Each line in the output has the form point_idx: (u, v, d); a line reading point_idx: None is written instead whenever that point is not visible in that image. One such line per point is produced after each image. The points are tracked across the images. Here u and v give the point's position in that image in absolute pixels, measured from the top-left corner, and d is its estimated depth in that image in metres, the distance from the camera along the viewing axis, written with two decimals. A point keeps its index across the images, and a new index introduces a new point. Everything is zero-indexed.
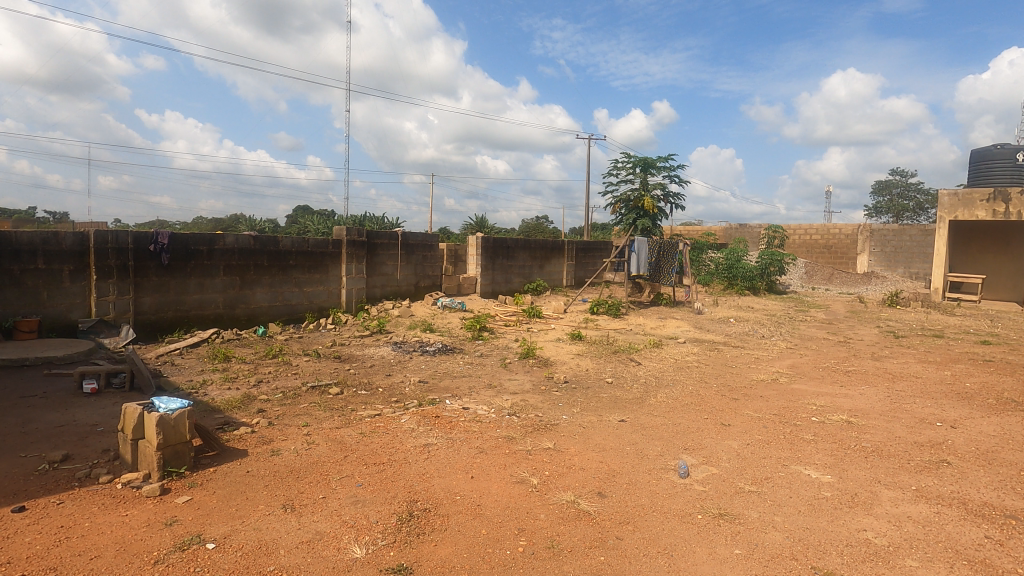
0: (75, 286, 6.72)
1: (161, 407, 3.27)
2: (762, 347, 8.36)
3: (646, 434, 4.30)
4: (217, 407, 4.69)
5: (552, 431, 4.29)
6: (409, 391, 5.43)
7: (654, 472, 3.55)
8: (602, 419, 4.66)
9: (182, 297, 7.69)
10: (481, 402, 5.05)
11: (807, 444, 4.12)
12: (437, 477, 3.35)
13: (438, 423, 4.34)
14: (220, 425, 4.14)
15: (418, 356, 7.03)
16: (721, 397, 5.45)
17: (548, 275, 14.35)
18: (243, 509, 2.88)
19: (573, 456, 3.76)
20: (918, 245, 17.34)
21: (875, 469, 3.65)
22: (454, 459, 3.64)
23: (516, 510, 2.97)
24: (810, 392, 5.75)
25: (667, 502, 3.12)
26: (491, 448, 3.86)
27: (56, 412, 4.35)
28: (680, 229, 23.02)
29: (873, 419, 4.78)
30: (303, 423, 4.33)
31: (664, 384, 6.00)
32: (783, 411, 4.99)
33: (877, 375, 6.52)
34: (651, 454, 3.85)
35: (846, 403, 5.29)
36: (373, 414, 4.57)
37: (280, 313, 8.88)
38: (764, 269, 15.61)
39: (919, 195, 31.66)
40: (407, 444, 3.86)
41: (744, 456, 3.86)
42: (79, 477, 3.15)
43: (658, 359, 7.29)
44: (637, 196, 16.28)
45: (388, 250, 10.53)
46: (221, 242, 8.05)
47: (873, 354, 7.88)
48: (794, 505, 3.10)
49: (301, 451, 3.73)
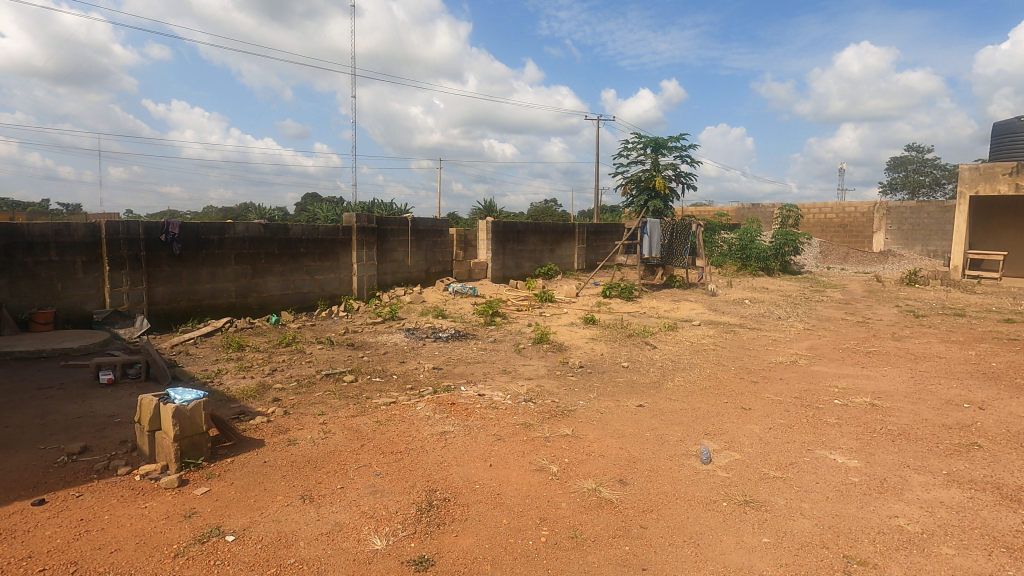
0: (88, 277, 6.73)
1: (177, 398, 3.25)
2: (779, 328, 8.24)
3: (665, 419, 4.23)
4: (232, 396, 4.70)
5: (569, 417, 4.23)
6: (424, 377, 5.41)
7: (675, 458, 3.48)
8: (620, 404, 4.60)
9: (194, 286, 7.70)
10: (496, 389, 5.00)
11: (832, 428, 4.03)
12: (455, 465, 3.31)
13: (454, 410, 4.30)
14: (236, 415, 4.13)
15: (431, 343, 6.99)
16: (740, 381, 5.36)
17: (559, 259, 14.22)
18: (261, 500, 2.86)
19: (592, 443, 3.70)
20: (937, 221, 16.98)
21: (903, 453, 3.55)
22: (472, 447, 3.59)
23: (537, 498, 2.92)
24: (831, 374, 5.63)
25: (691, 489, 3.05)
26: (509, 435, 3.81)
27: (74, 403, 4.36)
28: (691, 210, 22.75)
29: (898, 401, 4.66)
30: (319, 412, 4.30)
31: (681, 367, 5.90)
32: (804, 394, 4.89)
33: (898, 356, 6.38)
34: (672, 439, 3.78)
35: (869, 385, 5.18)
36: (389, 402, 4.54)
37: (292, 301, 8.88)
38: (779, 249, 15.36)
39: (935, 170, 31.06)
40: (424, 432, 3.82)
41: (768, 441, 3.78)
42: (98, 469, 3.14)
43: (674, 342, 7.18)
44: (648, 177, 16.05)
45: (398, 236, 10.47)
46: (231, 231, 8.03)
47: (894, 335, 7.72)
48: (822, 491, 3.02)
49: (318, 440, 3.70)
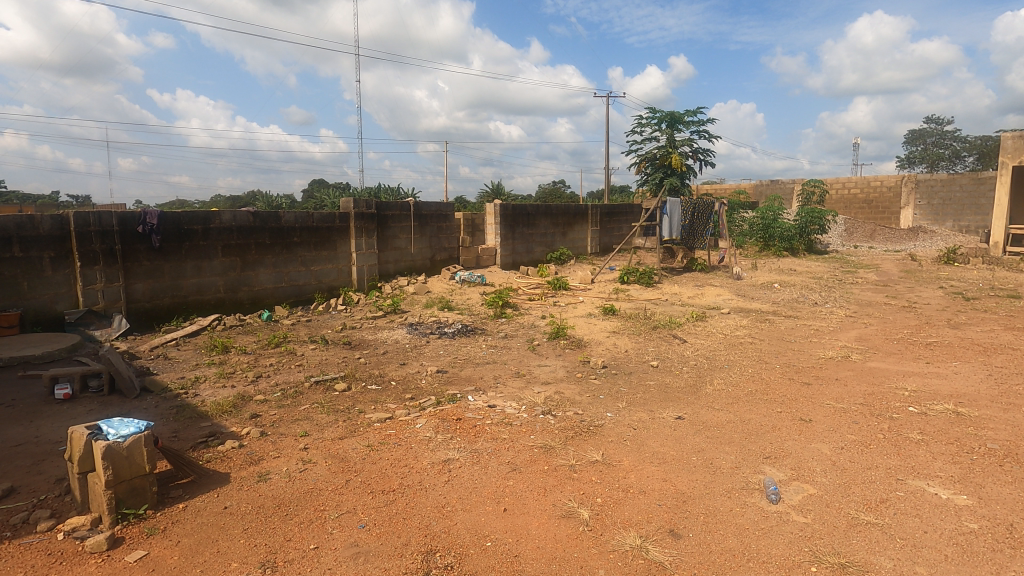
0: (58, 275, 6.11)
1: (111, 433, 2.60)
2: (818, 315, 7.50)
3: (711, 436, 3.54)
4: (205, 413, 4.07)
5: (597, 436, 3.55)
6: (426, 384, 4.74)
7: (734, 496, 2.78)
8: (656, 417, 3.90)
9: (178, 281, 7.09)
10: (509, 398, 4.32)
11: (918, 448, 3.30)
12: (461, 511, 2.64)
13: (460, 429, 3.62)
14: (203, 440, 3.52)
15: (435, 340, 6.32)
16: (791, 382, 4.65)
17: (572, 243, 13.46)
18: (209, 572, 2.21)
19: (628, 473, 3.03)
20: (970, 194, 16.03)
21: (1022, 485, 2.83)
22: (480, 482, 2.93)
23: (566, 564, 2.25)
24: (893, 371, 4.90)
25: (765, 547, 2.36)
26: (527, 463, 3.13)
27: (18, 426, 3.74)
28: (706, 188, 21.89)
29: (986, 408, 3.92)
30: (301, 433, 3.66)
31: (719, 366, 5.17)
32: (870, 400, 4.16)
33: (965, 348, 5.61)
34: (725, 466, 3.10)
35: (944, 386, 4.44)
36: (384, 418, 3.88)
37: (286, 294, 8.23)
38: (804, 227, 14.51)
39: (955, 142, 29.85)
40: (424, 462, 3.15)
41: (845, 468, 3.07)
42: (14, 524, 2.51)
43: (704, 334, 6.47)
44: (663, 154, 15.23)
45: (399, 222, 9.76)
46: (217, 220, 7.36)
47: (950, 322, 6.91)
48: (937, 547, 2.34)
49: (294, 474, 3.05)
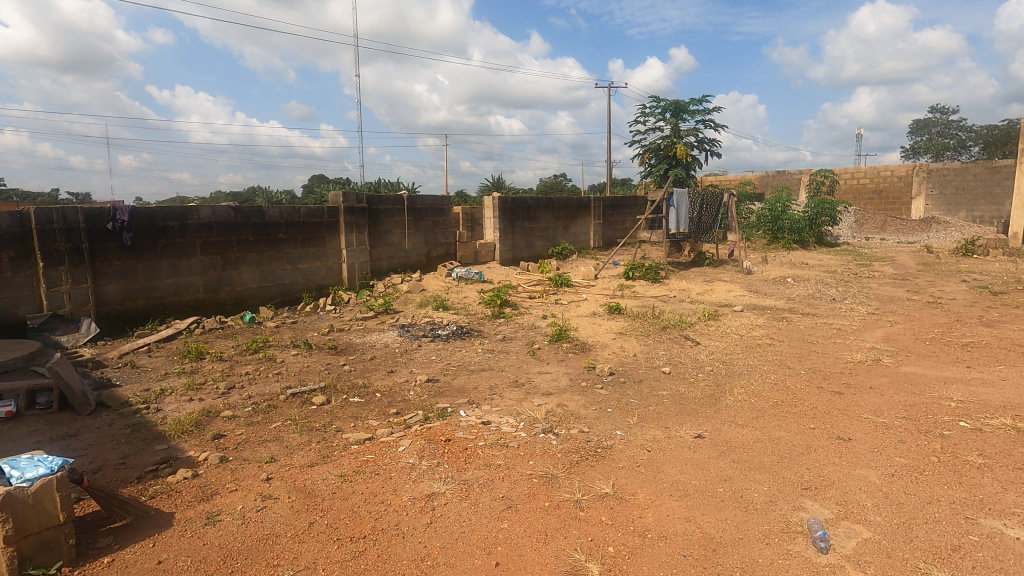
0: (19, 277, 5.63)
1: (16, 476, 2.14)
2: (838, 313, 6.99)
3: (737, 460, 3.07)
4: (163, 433, 3.60)
5: (606, 461, 3.07)
6: (414, 396, 4.27)
7: (774, 542, 2.31)
8: (672, 435, 3.42)
9: (153, 281, 6.62)
10: (506, 413, 3.84)
11: (983, 475, 2.83)
12: (443, 568, 2.17)
13: (448, 453, 3.16)
14: (152, 470, 3.04)
15: (428, 344, 5.84)
16: (820, 392, 4.17)
17: (574, 237, 12.95)
18: None
19: (644, 511, 2.55)
20: (984, 183, 15.50)
21: None
22: (468, 525, 2.45)
23: None
24: (932, 378, 4.40)
25: None
26: (524, 499, 2.66)
27: None
28: (710, 179, 21.32)
29: None
30: (266, 459, 3.19)
31: (738, 373, 4.69)
32: (914, 414, 3.67)
33: (1006, 350, 5.11)
34: (758, 501, 2.62)
35: (994, 396, 3.94)
36: (363, 440, 3.40)
37: (272, 294, 7.77)
38: (814, 219, 13.97)
39: (962, 132, 29.21)
40: (404, 497, 2.69)
41: (901, 502, 2.58)
42: None
43: (718, 335, 5.98)
44: (668, 144, 14.71)
45: (393, 217, 9.28)
46: (194, 216, 6.87)
47: (983, 319, 6.40)
48: None
49: (250, 514, 2.58)
